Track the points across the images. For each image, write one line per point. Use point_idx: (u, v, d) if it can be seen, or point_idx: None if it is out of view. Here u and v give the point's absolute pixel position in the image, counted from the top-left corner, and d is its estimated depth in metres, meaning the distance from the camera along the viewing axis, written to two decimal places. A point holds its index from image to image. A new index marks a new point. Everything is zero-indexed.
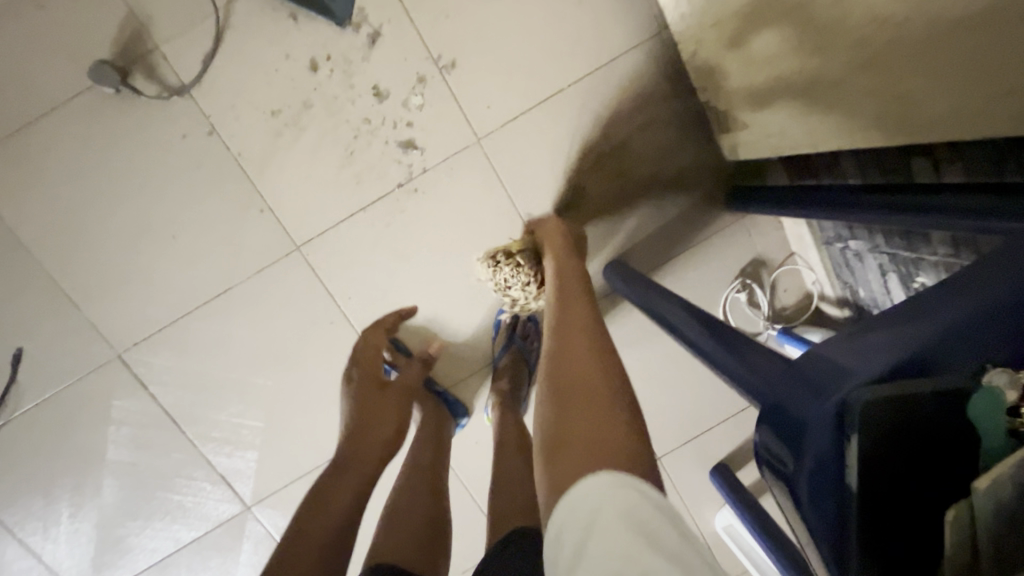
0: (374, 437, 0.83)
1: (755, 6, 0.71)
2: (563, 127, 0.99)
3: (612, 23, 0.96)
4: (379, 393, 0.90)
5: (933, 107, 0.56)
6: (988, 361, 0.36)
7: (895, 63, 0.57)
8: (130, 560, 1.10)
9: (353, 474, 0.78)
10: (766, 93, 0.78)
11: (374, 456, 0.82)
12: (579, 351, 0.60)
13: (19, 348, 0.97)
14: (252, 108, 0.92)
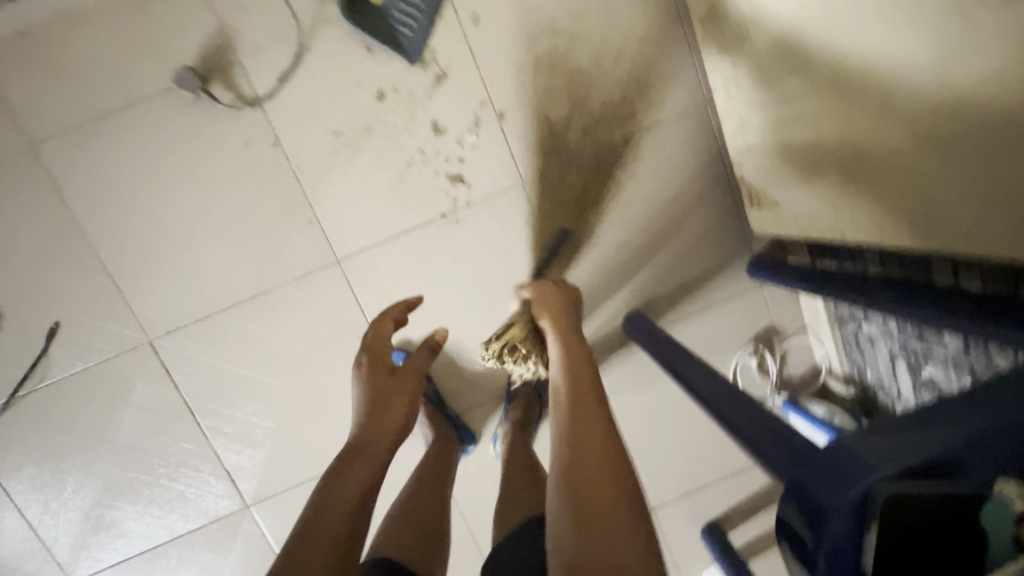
0: (384, 425, 0.78)
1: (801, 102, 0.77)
2: (603, 181, 1.05)
3: (661, 92, 1.03)
4: (389, 377, 0.85)
5: (956, 222, 0.61)
6: (1000, 474, 0.42)
7: (922, 178, 0.62)
8: (122, 545, 1.11)
9: (363, 466, 0.72)
10: (800, 180, 0.84)
11: (386, 442, 0.77)
12: (592, 453, 0.62)
13: (56, 322, 1.01)
14: (317, 126, 0.98)
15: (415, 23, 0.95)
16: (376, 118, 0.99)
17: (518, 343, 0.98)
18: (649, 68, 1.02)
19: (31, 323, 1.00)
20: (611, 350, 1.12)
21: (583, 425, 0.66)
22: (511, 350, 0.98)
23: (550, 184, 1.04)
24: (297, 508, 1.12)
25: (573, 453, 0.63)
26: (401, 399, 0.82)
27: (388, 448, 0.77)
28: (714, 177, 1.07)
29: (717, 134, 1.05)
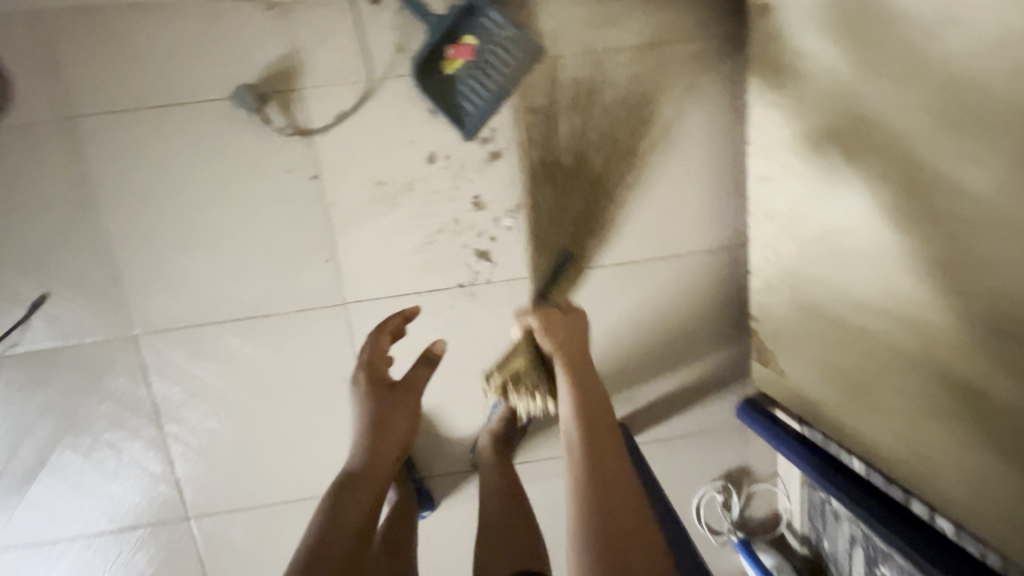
0: (386, 448, 0.81)
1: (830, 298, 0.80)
2: (623, 293, 1.06)
3: (702, 224, 1.04)
4: (391, 395, 0.85)
5: (953, 489, 0.67)
6: None
7: (933, 433, 0.67)
8: (48, 527, 1.06)
9: (364, 491, 0.77)
10: (810, 362, 0.86)
11: (387, 464, 0.81)
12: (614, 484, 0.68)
13: (45, 293, 0.97)
14: (362, 172, 0.98)
15: (480, 101, 0.95)
16: (421, 179, 0.99)
17: (525, 386, 0.93)
18: (697, 200, 1.03)
19: (18, 288, 0.97)
20: None
21: (585, 399, 0.76)
22: (523, 397, 0.94)
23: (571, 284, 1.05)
24: (239, 530, 1.10)
25: (599, 464, 0.69)
26: (402, 419, 0.84)
27: (389, 472, 0.81)
28: (730, 317, 1.08)
29: (743, 278, 1.07)
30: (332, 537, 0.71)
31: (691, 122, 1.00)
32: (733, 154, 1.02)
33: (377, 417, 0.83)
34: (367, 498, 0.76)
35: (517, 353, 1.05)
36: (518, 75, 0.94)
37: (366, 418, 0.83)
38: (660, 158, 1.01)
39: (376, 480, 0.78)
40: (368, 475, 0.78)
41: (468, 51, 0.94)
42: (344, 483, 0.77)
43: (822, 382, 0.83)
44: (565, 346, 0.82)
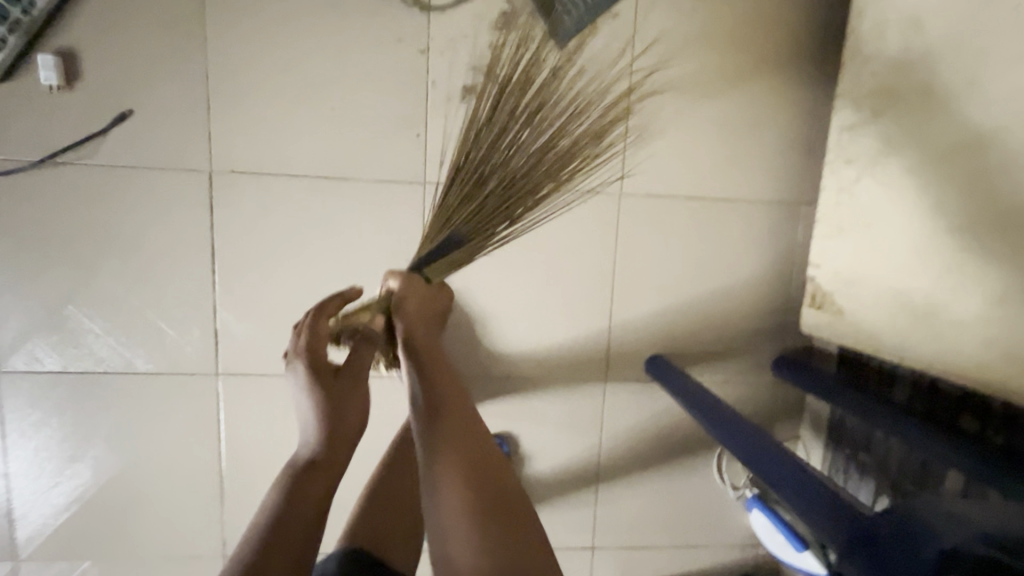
0: (343, 443, 0.72)
1: (905, 229, 0.84)
2: (686, 228, 1.10)
3: (771, 175, 1.10)
4: (346, 384, 0.75)
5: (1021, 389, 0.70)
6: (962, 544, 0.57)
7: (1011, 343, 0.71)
8: (68, 358, 1.02)
9: (316, 494, 0.69)
10: (871, 296, 0.90)
11: (342, 455, 0.72)
12: (457, 471, 0.62)
13: (129, 110, 0.96)
14: (467, 58, 1.01)
15: None
16: None
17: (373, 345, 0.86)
18: (771, 151, 1.09)
19: (103, 100, 0.95)
20: (623, 380, 1.16)
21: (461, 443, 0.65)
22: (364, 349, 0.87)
23: (641, 208, 1.09)
24: (267, 397, 1.07)
25: (458, 472, 0.62)
26: (356, 412, 0.74)
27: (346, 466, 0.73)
28: (780, 270, 1.14)
29: (799, 234, 1.13)
30: (272, 542, 0.64)
31: (779, 75, 1.07)
32: (810, 115, 1.08)
33: (326, 422, 0.72)
34: (317, 500, 0.69)
35: (578, 271, 1.10)
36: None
37: (315, 416, 0.72)
38: (744, 104, 1.07)
39: (329, 473, 0.70)
40: (322, 468, 0.70)
41: None
42: (287, 492, 0.68)
43: (885, 314, 0.88)
44: (411, 339, 0.76)
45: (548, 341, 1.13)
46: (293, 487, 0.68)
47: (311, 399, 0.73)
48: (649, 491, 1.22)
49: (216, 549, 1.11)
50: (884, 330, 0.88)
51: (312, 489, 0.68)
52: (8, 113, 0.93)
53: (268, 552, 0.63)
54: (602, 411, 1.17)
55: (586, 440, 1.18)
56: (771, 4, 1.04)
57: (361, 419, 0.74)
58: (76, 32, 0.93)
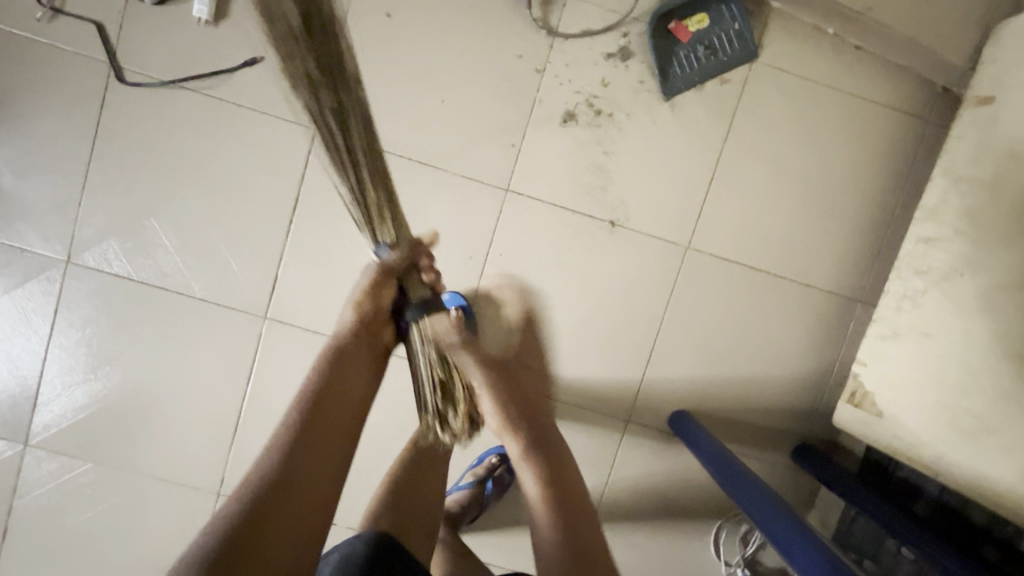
0: (354, 361, 0.78)
1: (965, 348, 0.85)
2: (742, 294, 1.12)
3: (834, 266, 1.12)
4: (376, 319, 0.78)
5: None
6: None
7: None
8: (135, 266, 1.06)
9: (335, 406, 0.75)
10: (918, 406, 0.90)
11: (361, 368, 0.78)
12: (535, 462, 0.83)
13: (261, 57, 1.02)
14: (577, 86, 1.06)
15: (687, 70, 1.05)
16: (623, 115, 1.06)
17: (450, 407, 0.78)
18: (840, 245, 1.11)
19: (241, 42, 1.02)
20: (644, 427, 1.16)
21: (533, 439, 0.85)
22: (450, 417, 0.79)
23: (704, 265, 1.11)
24: (305, 351, 1.10)
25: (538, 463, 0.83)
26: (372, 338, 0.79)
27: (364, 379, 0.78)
28: (822, 359, 1.14)
29: (849, 331, 1.13)
30: (292, 468, 0.68)
31: (864, 175, 1.10)
32: (886, 219, 1.11)
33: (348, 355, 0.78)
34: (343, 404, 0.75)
35: (628, 308, 1.12)
36: (727, 66, 1.05)
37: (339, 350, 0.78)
38: (824, 193, 1.10)
39: (348, 388, 0.76)
40: (341, 384, 0.76)
41: (700, 26, 1.04)
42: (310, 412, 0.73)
43: (930, 425, 0.88)
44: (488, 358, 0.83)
45: (582, 370, 1.14)
46: (317, 394, 0.74)
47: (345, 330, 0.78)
48: (641, 546, 1.21)
49: (213, 486, 1.12)
50: (926, 441, 0.88)
51: (336, 416, 0.74)
52: (154, 32, 1.00)
53: (286, 477, 0.67)
54: (617, 452, 1.17)
55: (592, 476, 1.18)
56: (871, 109, 1.09)
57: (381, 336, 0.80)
58: None
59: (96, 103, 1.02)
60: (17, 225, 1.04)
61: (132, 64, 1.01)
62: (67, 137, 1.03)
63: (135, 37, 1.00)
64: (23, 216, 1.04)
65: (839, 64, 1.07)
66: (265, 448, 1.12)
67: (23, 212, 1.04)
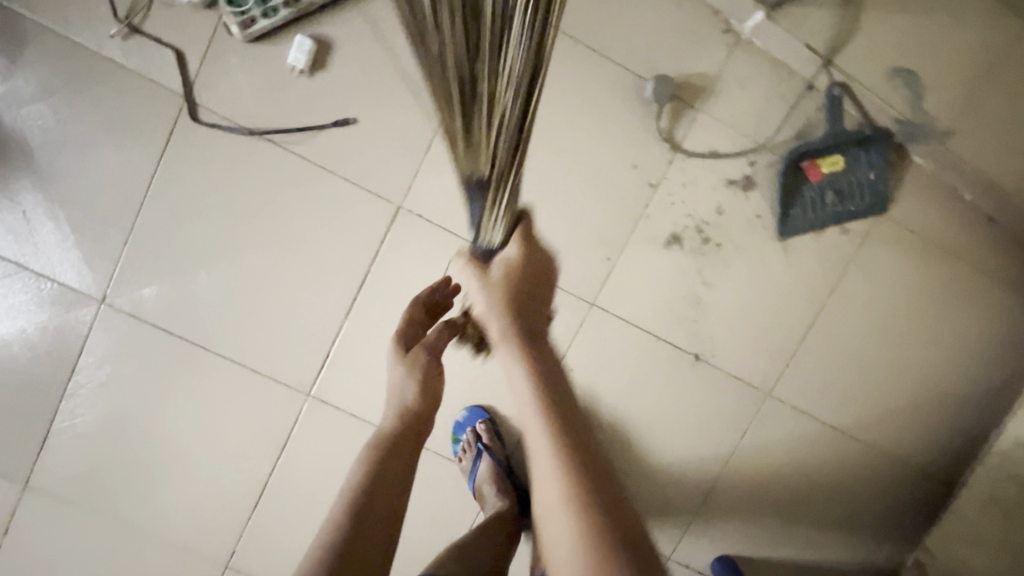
0: (413, 419, 0.75)
1: None
2: (815, 449, 1.06)
3: (914, 438, 1.06)
4: (429, 372, 0.77)
5: None
6: None
7: None
8: (179, 318, 0.97)
9: (389, 480, 0.71)
10: None
11: (416, 425, 0.75)
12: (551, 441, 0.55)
13: (353, 119, 0.92)
14: (690, 209, 0.97)
15: (810, 212, 0.97)
16: (731, 248, 0.98)
17: None
18: (924, 417, 1.06)
19: (336, 99, 0.91)
20: (685, 566, 1.07)
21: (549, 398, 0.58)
22: None
23: (782, 414, 1.04)
24: (345, 435, 1.02)
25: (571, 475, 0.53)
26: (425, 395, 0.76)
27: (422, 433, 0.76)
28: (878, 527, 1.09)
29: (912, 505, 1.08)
30: (372, 503, 0.68)
31: (963, 352, 1.04)
32: (974, 400, 1.06)
33: (416, 416, 0.75)
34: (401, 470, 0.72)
35: (695, 446, 1.04)
36: (852, 216, 0.97)
37: (407, 413, 0.75)
38: (920, 362, 1.04)
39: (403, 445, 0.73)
40: (396, 445, 0.73)
41: (834, 169, 0.95)
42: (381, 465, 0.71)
43: None
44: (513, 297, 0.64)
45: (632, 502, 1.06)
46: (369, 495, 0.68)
47: (412, 391, 0.76)
48: None
49: (219, 560, 1.03)
50: None
51: (404, 473, 0.72)
52: (242, 73, 0.89)
53: (373, 505, 0.68)
54: None
55: None
56: (988, 286, 1.02)
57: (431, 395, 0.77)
58: (344, 28, 0.89)
59: (162, 139, 0.92)
60: (53, 254, 0.94)
61: (211, 104, 0.90)
62: (127, 169, 0.93)
63: (219, 75, 0.89)
64: (60, 245, 0.94)
65: (967, 235, 1.00)
66: (281, 528, 1.03)
67: (60, 241, 0.94)
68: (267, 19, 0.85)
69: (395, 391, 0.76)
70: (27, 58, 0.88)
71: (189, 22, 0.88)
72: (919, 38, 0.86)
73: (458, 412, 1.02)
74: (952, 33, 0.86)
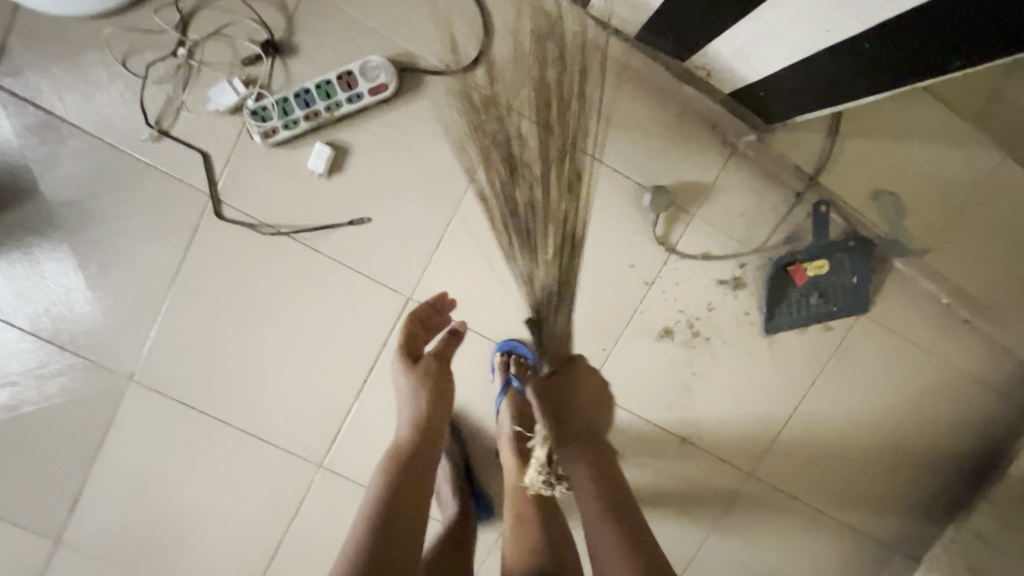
0: (429, 431, 0.85)
1: None
2: (792, 525, 1.13)
3: (884, 516, 1.14)
4: (437, 379, 0.89)
5: None
6: None
7: None
8: (199, 395, 1.03)
9: (412, 491, 0.78)
10: None
11: (432, 438, 0.85)
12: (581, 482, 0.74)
13: (367, 218, 0.98)
14: (682, 305, 1.03)
15: (795, 312, 1.03)
16: (719, 341, 1.04)
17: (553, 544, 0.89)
18: (896, 498, 1.13)
19: (352, 200, 0.97)
20: None
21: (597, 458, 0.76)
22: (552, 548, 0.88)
23: (763, 493, 1.12)
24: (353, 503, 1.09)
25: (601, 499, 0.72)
26: (439, 406, 0.87)
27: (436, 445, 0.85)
28: None
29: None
30: (393, 515, 0.75)
31: (936, 440, 1.10)
32: (942, 485, 1.13)
33: (429, 423, 0.85)
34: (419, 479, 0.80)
35: (681, 520, 1.12)
36: (836, 316, 1.03)
37: (421, 422, 0.85)
38: (894, 449, 1.11)
39: (421, 458, 0.82)
40: (413, 457, 0.82)
41: (818, 273, 1.01)
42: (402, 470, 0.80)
43: None
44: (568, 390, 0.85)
45: None
46: (394, 504, 0.76)
47: (423, 401, 0.86)
48: None
49: None
50: None
51: (423, 477, 0.81)
52: (264, 175, 0.95)
53: (397, 512, 0.75)
54: None
55: None
56: (961, 381, 1.08)
57: (444, 404, 0.87)
58: (361, 136, 0.95)
59: (188, 233, 0.97)
60: (83, 334, 1.00)
61: (234, 202, 0.96)
62: (152, 258, 0.98)
63: (242, 176, 0.95)
64: (92, 326, 1.00)
65: (943, 335, 1.06)
66: None
67: (92, 322, 1.00)
68: (289, 130, 0.91)
69: (408, 401, 0.87)
70: (65, 156, 0.94)
71: (215, 127, 0.93)
72: (898, 166, 0.93)
73: (441, 453, 1.04)
74: (929, 162, 0.92)
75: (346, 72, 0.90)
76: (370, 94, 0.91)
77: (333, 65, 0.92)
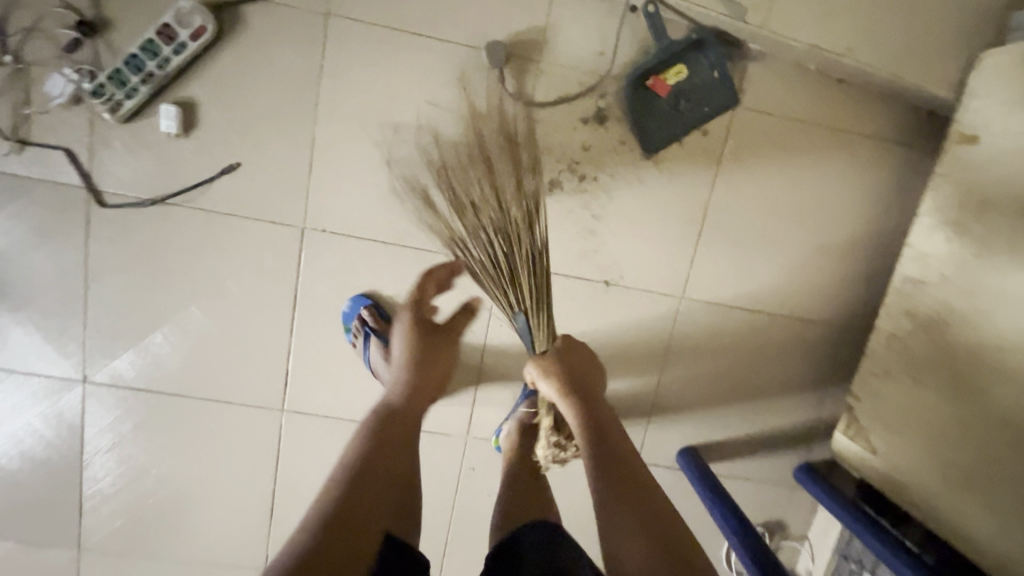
0: (425, 396, 0.87)
1: (947, 385, 0.92)
2: (739, 333, 1.15)
3: (824, 297, 1.15)
4: (437, 357, 0.91)
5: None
6: None
7: None
8: (151, 378, 1.10)
9: (396, 435, 0.80)
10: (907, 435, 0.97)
11: (427, 399, 0.87)
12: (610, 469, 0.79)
13: (237, 163, 1.01)
14: (558, 153, 1.04)
15: (670, 124, 1.02)
16: (607, 178, 1.06)
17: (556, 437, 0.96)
18: (832, 278, 1.14)
19: (216, 151, 1.00)
20: (654, 462, 1.20)
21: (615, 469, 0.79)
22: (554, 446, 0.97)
23: (700, 311, 1.14)
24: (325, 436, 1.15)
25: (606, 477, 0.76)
26: (442, 365, 0.91)
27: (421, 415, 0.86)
28: (817, 384, 1.19)
29: (842, 357, 1.18)
30: (372, 468, 0.74)
31: (852, 207, 1.10)
32: (875, 249, 1.13)
33: (418, 387, 0.87)
34: (398, 434, 0.81)
35: (630, 361, 1.15)
36: (710, 116, 1.03)
37: (412, 386, 0.86)
38: (815, 229, 1.11)
39: (409, 420, 0.83)
40: (404, 415, 0.83)
41: (678, 78, 1.01)
42: (382, 426, 0.80)
43: (916, 454, 0.96)
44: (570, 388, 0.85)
45: None
46: (367, 463, 0.74)
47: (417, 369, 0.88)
48: None
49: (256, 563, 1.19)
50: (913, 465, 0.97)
51: (402, 438, 0.81)
52: (127, 152, 0.99)
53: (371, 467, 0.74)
54: None
55: None
56: (857, 141, 1.08)
57: (445, 374, 0.91)
58: (201, 85, 0.98)
59: (82, 228, 1.02)
60: (28, 353, 1.07)
61: (112, 187, 1.00)
62: (60, 263, 1.03)
63: (109, 159, 0.99)
64: (33, 342, 1.06)
65: (823, 102, 1.06)
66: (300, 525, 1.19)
67: (32, 339, 1.06)
68: (132, 99, 0.94)
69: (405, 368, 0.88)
70: None
71: (68, 121, 0.97)
72: None
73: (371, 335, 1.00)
74: None
75: (164, 26, 0.93)
76: (192, 40, 0.93)
77: (151, 26, 0.95)
